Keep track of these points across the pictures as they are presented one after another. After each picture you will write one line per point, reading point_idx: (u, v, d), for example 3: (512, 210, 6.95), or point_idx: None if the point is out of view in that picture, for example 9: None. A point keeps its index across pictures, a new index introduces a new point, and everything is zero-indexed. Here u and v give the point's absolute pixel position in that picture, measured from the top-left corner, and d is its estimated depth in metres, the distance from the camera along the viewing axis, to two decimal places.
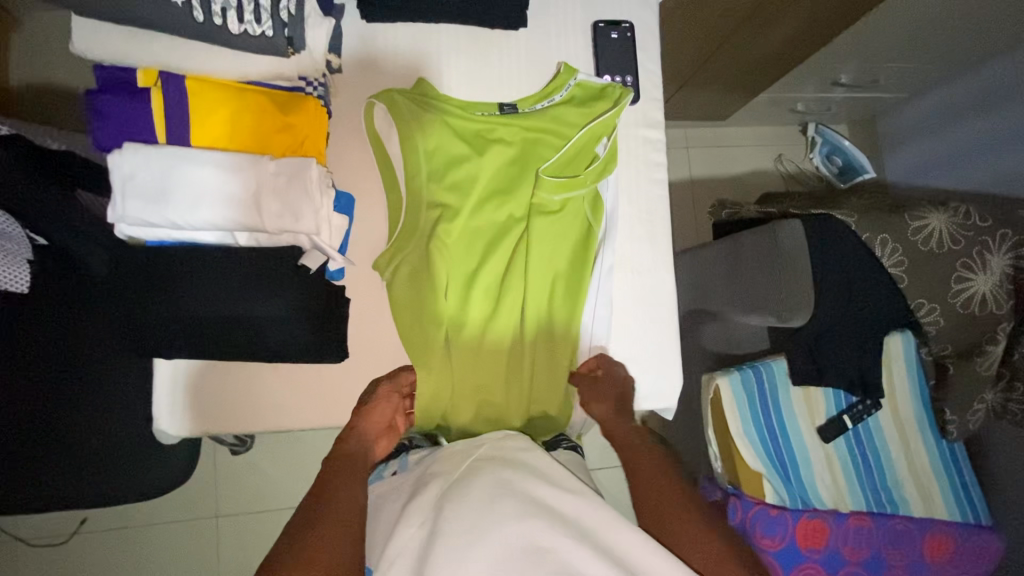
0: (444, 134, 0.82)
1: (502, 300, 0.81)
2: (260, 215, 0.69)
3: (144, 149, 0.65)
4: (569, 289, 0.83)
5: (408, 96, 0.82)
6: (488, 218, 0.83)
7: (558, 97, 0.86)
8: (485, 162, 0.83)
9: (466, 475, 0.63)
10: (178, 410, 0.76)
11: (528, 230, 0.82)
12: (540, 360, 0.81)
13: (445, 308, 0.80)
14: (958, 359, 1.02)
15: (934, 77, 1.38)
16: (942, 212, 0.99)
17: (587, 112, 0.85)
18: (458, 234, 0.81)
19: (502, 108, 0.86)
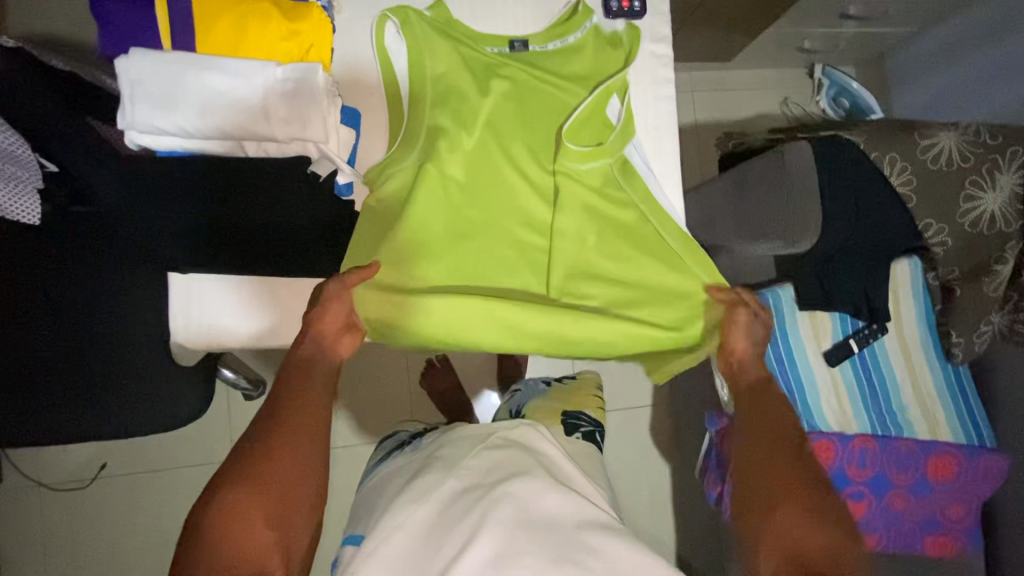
0: (455, 64, 0.81)
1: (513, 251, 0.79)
2: (269, 122, 0.69)
3: (150, 52, 0.65)
4: (607, 252, 0.80)
5: (425, 22, 0.81)
6: (484, 149, 0.80)
7: (572, 39, 0.86)
8: (486, 101, 0.81)
9: (476, 463, 0.70)
10: (196, 324, 0.77)
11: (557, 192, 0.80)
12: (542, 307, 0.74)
13: (440, 239, 0.77)
14: (967, 281, 1.02)
15: (944, 6, 1.35)
16: (954, 131, 1.00)
17: (600, 69, 0.85)
18: (458, 156, 0.78)
19: (513, 44, 0.85)
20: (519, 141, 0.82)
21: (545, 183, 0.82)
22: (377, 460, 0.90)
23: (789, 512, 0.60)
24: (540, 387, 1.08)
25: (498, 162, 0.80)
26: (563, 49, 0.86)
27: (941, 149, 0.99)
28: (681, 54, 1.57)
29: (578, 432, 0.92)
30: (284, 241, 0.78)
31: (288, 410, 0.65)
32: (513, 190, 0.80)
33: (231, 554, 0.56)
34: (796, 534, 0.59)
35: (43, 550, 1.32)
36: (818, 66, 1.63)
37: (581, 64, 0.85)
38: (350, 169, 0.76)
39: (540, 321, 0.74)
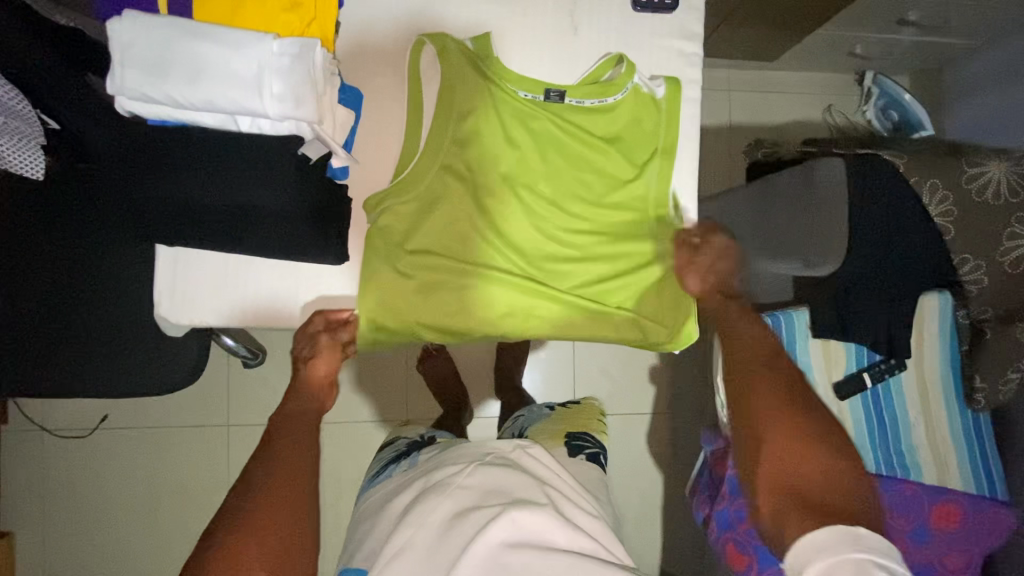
0: (483, 100, 0.76)
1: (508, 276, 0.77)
2: (261, 97, 0.65)
3: (145, 18, 0.63)
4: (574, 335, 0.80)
5: (462, 50, 0.76)
6: (492, 199, 0.78)
7: (611, 100, 0.78)
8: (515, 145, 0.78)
9: (469, 480, 0.69)
10: (180, 297, 0.75)
11: (571, 246, 0.80)
12: (511, 331, 0.79)
13: (432, 259, 0.76)
14: (998, 324, 0.95)
15: (1016, 15, 1.23)
16: (1005, 160, 0.90)
17: (631, 129, 0.80)
18: (471, 197, 0.77)
19: (549, 94, 0.78)
20: (539, 194, 0.79)
21: (559, 246, 0.79)
22: (371, 474, 0.85)
23: (778, 446, 0.62)
24: (543, 409, 1.06)
25: (511, 217, 0.78)
26: (599, 109, 0.79)
27: (988, 180, 0.90)
28: (720, 50, 1.47)
29: (581, 452, 0.85)
30: (260, 222, 0.72)
31: (286, 443, 0.68)
32: (513, 234, 0.78)
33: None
34: (787, 467, 0.61)
35: (46, 489, 1.37)
36: (870, 73, 1.53)
37: (615, 116, 0.79)
38: (345, 153, 0.73)
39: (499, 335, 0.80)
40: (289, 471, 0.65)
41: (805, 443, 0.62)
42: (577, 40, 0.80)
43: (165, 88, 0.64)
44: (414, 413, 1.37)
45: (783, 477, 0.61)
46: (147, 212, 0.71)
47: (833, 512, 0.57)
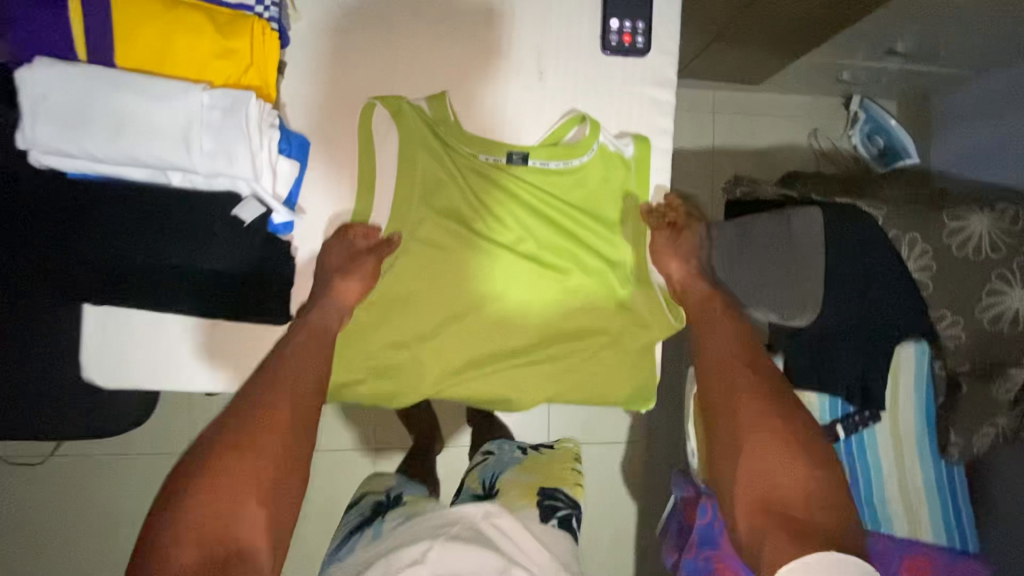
0: (439, 169, 0.73)
1: (469, 348, 0.75)
2: (190, 154, 0.60)
3: (58, 66, 0.57)
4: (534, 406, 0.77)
5: (418, 114, 0.72)
6: (450, 269, 0.74)
7: (577, 162, 0.74)
8: (477, 214, 0.75)
9: (429, 562, 0.65)
10: (109, 361, 0.69)
11: (531, 315, 0.76)
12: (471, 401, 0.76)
13: (390, 332, 0.74)
14: (974, 379, 0.93)
15: (1005, 48, 1.18)
16: (988, 215, 0.91)
17: (599, 193, 0.76)
18: (429, 266, 0.74)
19: (511, 157, 0.74)
20: (501, 262, 0.75)
21: (520, 316, 0.76)
22: (334, 544, 0.80)
23: (758, 447, 0.67)
24: (514, 453, 1.01)
25: (473, 286, 0.75)
26: (565, 171, 0.74)
27: (970, 235, 0.90)
28: (706, 71, 1.43)
29: (554, 517, 0.82)
30: (194, 284, 0.67)
31: (283, 382, 0.66)
32: (472, 300, 0.75)
33: (213, 531, 0.54)
34: (768, 480, 0.65)
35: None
36: (856, 97, 1.49)
37: (579, 178, 0.75)
38: (287, 209, 0.67)
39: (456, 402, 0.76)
40: (285, 414, 0.64)
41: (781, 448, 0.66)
42: (543, 87, 0.75)
43: (84, 144, 0.58)
44: (380, 444, 1.32)
45: (763, 489, 0.64)
46: (81, 273, 0.66)
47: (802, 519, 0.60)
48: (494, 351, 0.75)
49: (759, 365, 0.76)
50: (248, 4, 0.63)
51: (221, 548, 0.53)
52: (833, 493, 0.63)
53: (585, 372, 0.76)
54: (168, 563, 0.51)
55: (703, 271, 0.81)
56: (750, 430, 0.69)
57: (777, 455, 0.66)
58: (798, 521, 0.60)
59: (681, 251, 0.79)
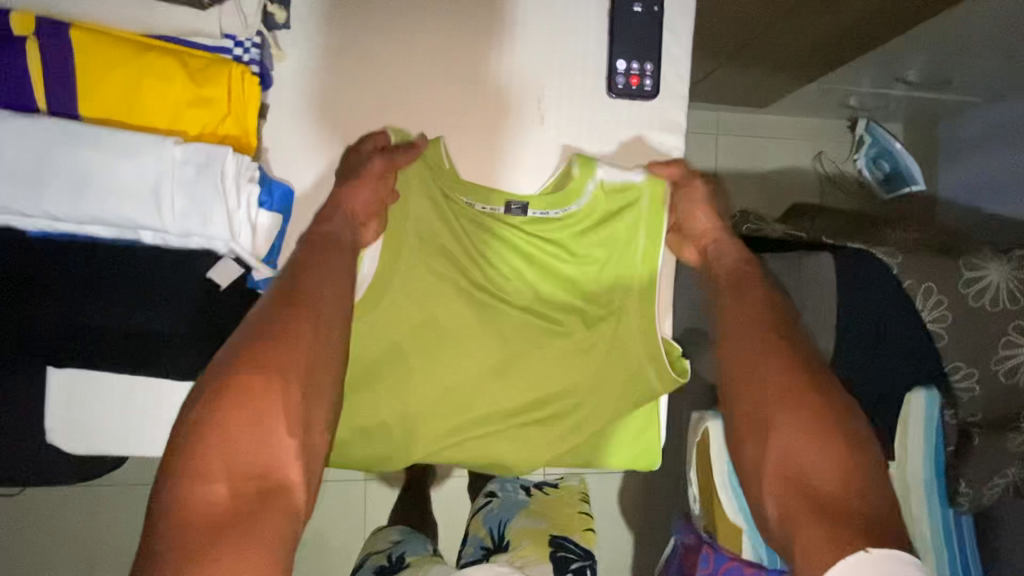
0: (435, 224, 0.70)
1: (462, 411, 0.72)
2: (161, 214, 0.56)
3: (13, 120, 0.52)
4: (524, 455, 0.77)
5: (414, 167, 0.68)
6: (443, 326, 0.71)
7: (573, 205, 0.71)
8: (473, 266, 0.72)
9: None
10: (76, 426, 0.63)
11: (530, 374, 0.73)
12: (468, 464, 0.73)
13: (379, 399, 0.69)
14: (987, 430, 0.88)
15: (1004, 76, 1.15)
16: (1005, 261, 0.84)
17: (599, 232, 0.72)
18: (422, 324, 0.71)
19: (509, 206, 0.71)
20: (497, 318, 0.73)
21: (517, 374, 0.73)
22: None
23: (791, 408, 0.56)
24: (519, 497, 0.97)
25: (467, 344, 0.72)
26: (565, 219, 0.71)
27: (987, 285, 0.84)
28: (710, 94, 1.39)
29: (567, 571, 0.80)
30: (164, 351, 0.62)
31: (302, 291, 0.56)
32: (462, 360, 0.72)
33: (244, 465, 0.47)
34: (802, 457, 0.54)
35: None
36: (863, 120, 1.42)
37: (575, 219, 0.71)
38: (268, 266, 0.63)
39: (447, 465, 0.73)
40: (309, 325, 0.54)
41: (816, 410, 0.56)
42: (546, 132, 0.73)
43: (43, 205, 0.54)
44: None
45: (793, 466, 0.54)
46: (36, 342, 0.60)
47: (843, 503, 0.50)
48: (490, 413, 0.72)
49: (792, 328, 0.63)
50: (228, 47, 0.62)
51: (255, 485, 0.47)
52: (868, 469, 0.52)
53: (584, 426, 0.73)
54: (201, 501, 0.45)
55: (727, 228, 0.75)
56: (784, 398, 0.57)
57: (812, 431, 0.54)
58: (837, 509, 0.50)
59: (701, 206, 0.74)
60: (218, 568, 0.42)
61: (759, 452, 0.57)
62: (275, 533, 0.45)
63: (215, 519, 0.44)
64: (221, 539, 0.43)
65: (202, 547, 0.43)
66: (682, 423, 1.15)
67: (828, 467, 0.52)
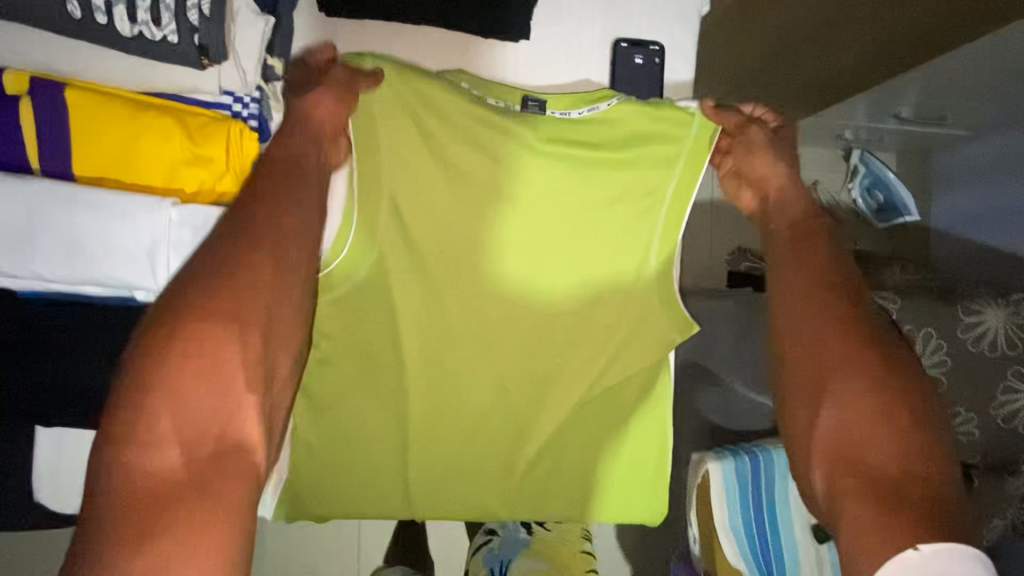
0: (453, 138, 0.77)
1: (483, 318, 0.84)
2: (154, 272, 0.59)
3: (8, 182, 0.55)
4: (513, 434, 0.89)
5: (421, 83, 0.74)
6: (462, 233, 0.81)
7: (602, 106, 0.80)
8: (477, 177, 0.80)
9: None
10: (68, 480, 0.64)
11: (551, 278, 0.84)
12: (477, 369, 0.86)
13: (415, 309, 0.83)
14: (986, 473, 0.84)
15: (1000, 119, 1.15)
16: (1003, 306, 0.84)
17: (630, 142, 0.80)
18: (441, 231, 0.81)
19: (527, 103, 0.80)
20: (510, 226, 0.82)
21: (536, 279, 0.84)
22: None
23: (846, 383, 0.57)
24: (520, 534, 0.96)
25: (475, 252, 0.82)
26: (590, 117, 0.79)
27: (984, 331, 0.84)
28: None
29: None
30: None
31: (252, 235, 0.56)
32: (476, 276, 0.83)
33: (194, 427, 0.46)
34: (852, 430, 0.55)
35: None
36: (857, 150, 1.41)
37: (615, 126, 0.79)
38: None
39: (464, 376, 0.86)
40: (259, 271, 0.54)
41: (869, 382, 0.56)
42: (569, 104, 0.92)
43: (35, 262, 0.57)
44: None
45: (842, 443, 0.55)
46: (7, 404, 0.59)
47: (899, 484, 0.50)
48: (510, 324, 0.85)
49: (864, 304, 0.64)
50: (224, 101, 0.68)
51: (209, 445, 0.46)
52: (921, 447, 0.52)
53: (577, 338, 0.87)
54: (151, 466, 0.44)
55: (795, 185, 0.77)
56: (841, 369, 0.58)
57: (876, 409, 0.54)
58: (882, 482, 0.50)
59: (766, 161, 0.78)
60: (179, 530, 0.41)
61: (810, 424, 0.59)
62: (238, 491, 0.45)
63: (172, 482, 0.43)
64: (172, 505, 0.43)
65: (150, 516, 0.41)
66: (680, 458, 1.15)
67: (881, 443, 0.52)
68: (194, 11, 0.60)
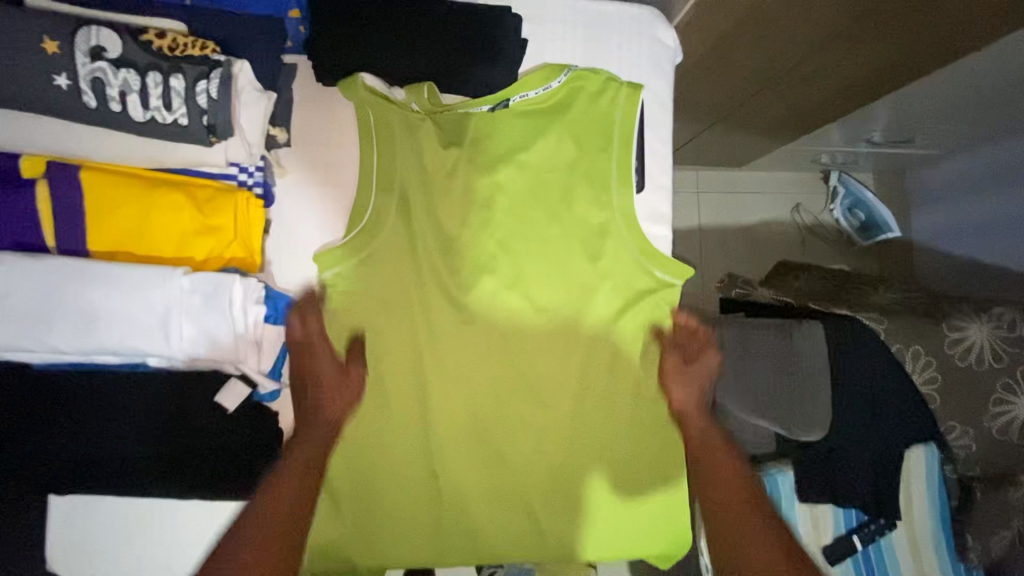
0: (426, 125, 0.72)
1: (495, 327, 0.72)
2: (168, 340, 0.59)
3: (26, 263, 0.55)
4: (554, 469, 0.71)
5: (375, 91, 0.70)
6: (472, 231, 0.72)
7: (554, 84, 0.73)
8: (466, 168, 0.73)
9: None
10: (88, 551, 0.64)
11: (577, 270, 0.74)
12: (509, 398, 0.71)
13: (434, 316, 0.71)
14: (987, 486, 0.86)
15: (967, 136, 1.18)
16: (985, 321, 0.84)
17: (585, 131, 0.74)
18: (462, 225, 0.72)
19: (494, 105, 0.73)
20: (500, 219, 0.73)
21: (545, 287, 0.73)
22: None
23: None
24: None
25: (472, 243, 0.72)
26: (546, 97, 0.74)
27: (970, 345, 0.85)
28: (692, 158, 1.44)
29: None
30: (185, 474, 0.63)
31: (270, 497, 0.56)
32: (484, 265, 0.72)
33: None
34: None
35: None
36: (835, 173, 1.47)
37: (559, 103, 0.75)
38: (274, 380, 0.65)
39: (477, 390, 0.71)
40: (284, 505, 0.56)
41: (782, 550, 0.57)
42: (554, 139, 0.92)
43: (52, 340, 0.56)
44: None
45: None
46: (21, 474, 0.59)
47: None
48: (538, 327, 0.73)
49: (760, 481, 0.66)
50: (229, 171, 0.66)
51: None
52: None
53: (604, 351, 0.74)
54: None
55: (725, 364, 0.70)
56: (745, 535, 0.58)
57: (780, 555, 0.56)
58: None
59: (691, 373, 0.70)
60: None
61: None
62: None
63: None
64: None
65: None
66: None
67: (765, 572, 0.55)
68: (202, 95, 0.60)
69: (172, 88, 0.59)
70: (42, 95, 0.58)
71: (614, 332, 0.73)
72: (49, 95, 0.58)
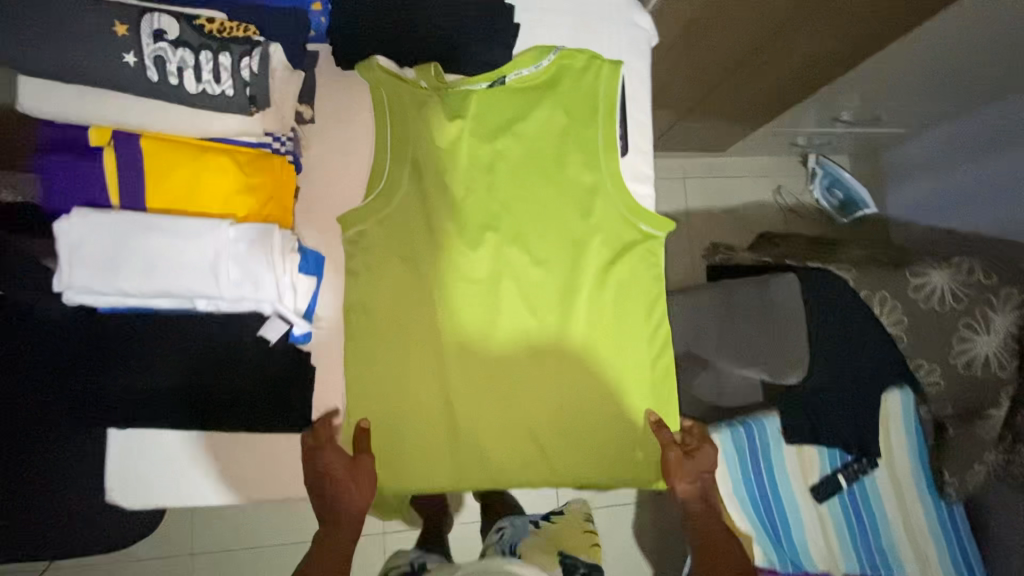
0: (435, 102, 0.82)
1: (501, 289, 0.80)
2: (217, 283, 0.67)
3: (95, 215, 0.64)
4: (561, 408, 0.79)
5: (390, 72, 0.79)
6: (472, 198, 0.81)
7: (546, 62, 0.83)
8: (468, 139, 0.82)
9: None
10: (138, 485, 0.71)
11: (576, 235, 0.82)
12: (521, 364, 0.79)
13: (451, 280, 0.79)
14: (959, 420, 0.92)
15: (931, 112, 1.28)
16: (945, 269, 0.92)
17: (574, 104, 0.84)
18: (470, 196, 0.81)
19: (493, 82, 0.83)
20: (503, 185, 0.82)
21: (546, 249, 0.82)
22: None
23: None
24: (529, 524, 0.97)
25: (474, 205, 0.81)
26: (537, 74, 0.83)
27: (933, 289, 0.91)
28: (678, 144, 1.53)
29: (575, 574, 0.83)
30: (230, 404, 0.71)
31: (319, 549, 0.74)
32: (489, 225, 0.81)
33: None
34: None
35: None
36: (813, 156, 1.58)
37: (549, 78, 0.84)
38: (306, 321, 0.73)
39: (490, 345, 0.79)
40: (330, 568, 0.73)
41: None
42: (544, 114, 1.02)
43: (118, 282, 0.64)
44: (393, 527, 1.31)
45: None
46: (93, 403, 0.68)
47: None
48: (540, 285, 0.81)
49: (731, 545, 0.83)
50: (266, 141, 0.73)
51: None
52: None
53: (601, 301, 0.82)
54: None
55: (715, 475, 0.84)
56: None
57: None
58: None
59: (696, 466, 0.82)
60: None
61: None
62: None
63: None
64: None
65: None
66: None
67: None
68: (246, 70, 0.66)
69: (222, 63, 0.65)
70: (95, 66, 0.63)
71: (607, 279, 0.82)
72: (102, 68, 0.63)
